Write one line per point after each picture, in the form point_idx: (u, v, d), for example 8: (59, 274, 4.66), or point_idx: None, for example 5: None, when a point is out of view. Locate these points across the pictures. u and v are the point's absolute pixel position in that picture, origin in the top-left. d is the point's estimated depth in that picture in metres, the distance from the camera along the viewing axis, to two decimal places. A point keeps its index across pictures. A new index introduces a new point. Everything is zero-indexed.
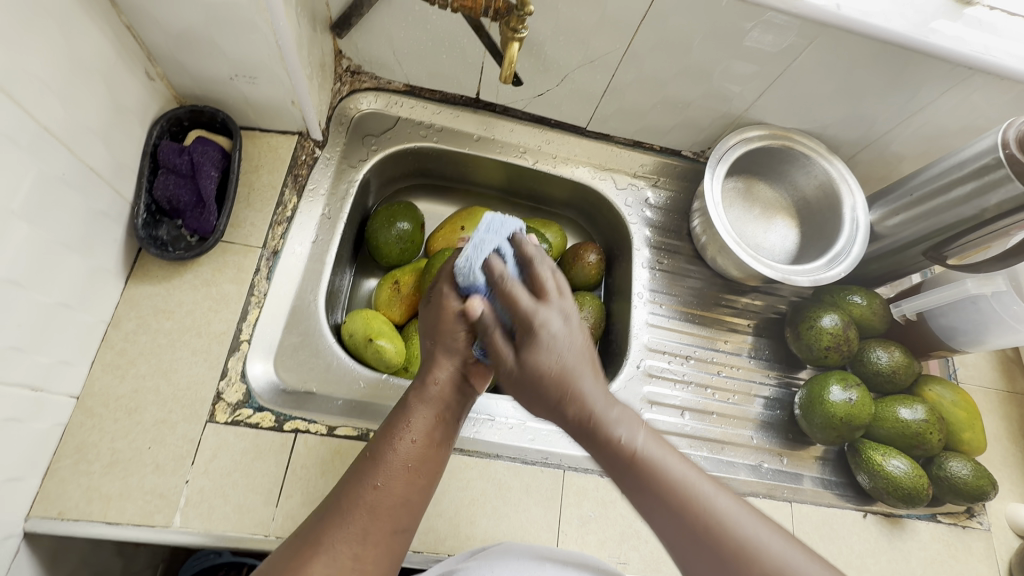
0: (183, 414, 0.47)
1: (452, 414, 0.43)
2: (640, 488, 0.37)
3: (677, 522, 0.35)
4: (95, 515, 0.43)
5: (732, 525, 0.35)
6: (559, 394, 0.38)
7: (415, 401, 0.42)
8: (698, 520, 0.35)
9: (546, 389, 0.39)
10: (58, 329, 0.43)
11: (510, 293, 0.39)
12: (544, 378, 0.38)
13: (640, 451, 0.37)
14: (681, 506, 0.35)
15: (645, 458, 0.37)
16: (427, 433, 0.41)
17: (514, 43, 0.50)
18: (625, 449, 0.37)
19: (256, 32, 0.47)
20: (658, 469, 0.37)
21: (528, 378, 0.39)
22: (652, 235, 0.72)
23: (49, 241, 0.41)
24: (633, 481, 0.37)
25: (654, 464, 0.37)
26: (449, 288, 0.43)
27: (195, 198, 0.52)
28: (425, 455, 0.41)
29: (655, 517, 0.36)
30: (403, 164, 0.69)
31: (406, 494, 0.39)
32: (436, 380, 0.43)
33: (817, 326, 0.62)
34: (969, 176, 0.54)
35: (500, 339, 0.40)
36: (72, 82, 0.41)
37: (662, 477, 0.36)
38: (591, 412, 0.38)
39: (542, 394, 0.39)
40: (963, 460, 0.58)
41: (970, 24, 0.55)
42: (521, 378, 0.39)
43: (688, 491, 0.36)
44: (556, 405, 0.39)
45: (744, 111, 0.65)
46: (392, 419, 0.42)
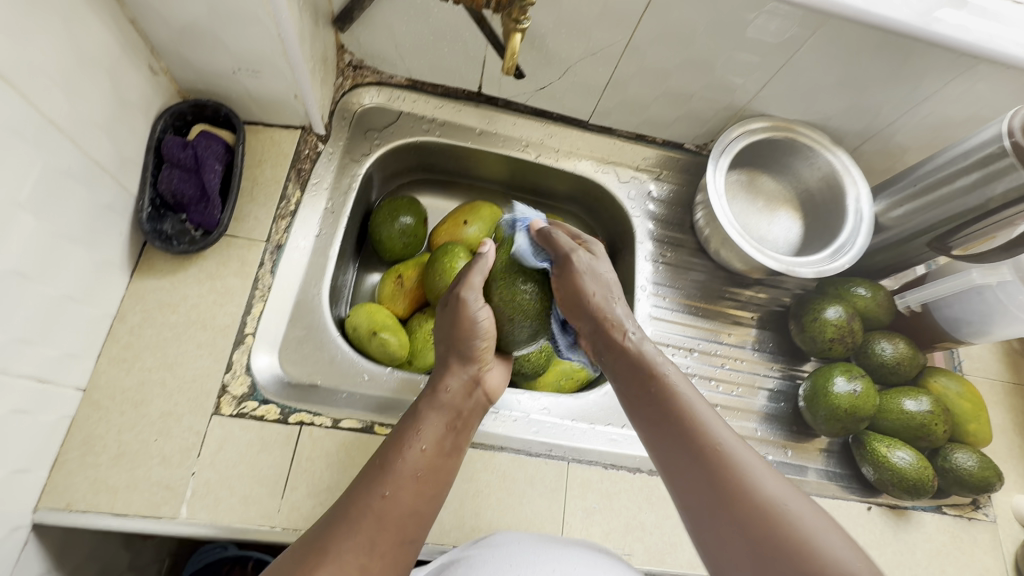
0: (189, 406, 0.48)
1: (461, 424, 0.45)
2: (674, 443, 0.39)
3: (694, 453, 0.37)
4: (102, 507, 0.44)
5: (752, 470, 0.36)
6: (599, 317, 0.46)
7: (427, 411, 0.44)
8: (719, 456, 0.37)
9: (578, 301, 0.46)
10: (64, 322, 0.44)
11: (553, 240, 0.48)
12: (590, 304, 0.46)
13: (675, 391, 0.41)
14: (705, 447, 0.37)
15: (674, 394, 0.41)
16: (436, 443, 0.43)
17: (517, 34, 0.49)
18: (669, 394, 0.41)
19: (258, 25, 0.47)
20: (699, 423, 0.39)
21: (575, 300, 0.46)
22: (655, 228, 0.72)
23: (55, 234, 0.41)
24: (658, 413, 0.40)
25: (686, 405, 0.40)
26: (462, 288, 0.47)
27: (199, 192, 0.52)
28: (435, 465, 0.42)
29: (681, 456, 0.38)
30: (405, 158, 0.69)
31: (415, 504, 0.40)
32: (448, 388, 0.46)
33: (821, 317, 0.62)
34: (974, 165, 0.54)
35: (580, 276, 0.46)
36: (76, 75, 0.41)
37: (687, 414, 0.39)
38: (649, 362, 0.43)
39: (590, 318, 0.46)
40: (969, 452, 0.58)
41: (975, 12, 0.54)
42: (571, 291, 0.46)
43: (714, 434, 0.38)
44: (592, 318, 0.46)
45: (747, 103, 0.65)
46: (403, 428, 0.43)
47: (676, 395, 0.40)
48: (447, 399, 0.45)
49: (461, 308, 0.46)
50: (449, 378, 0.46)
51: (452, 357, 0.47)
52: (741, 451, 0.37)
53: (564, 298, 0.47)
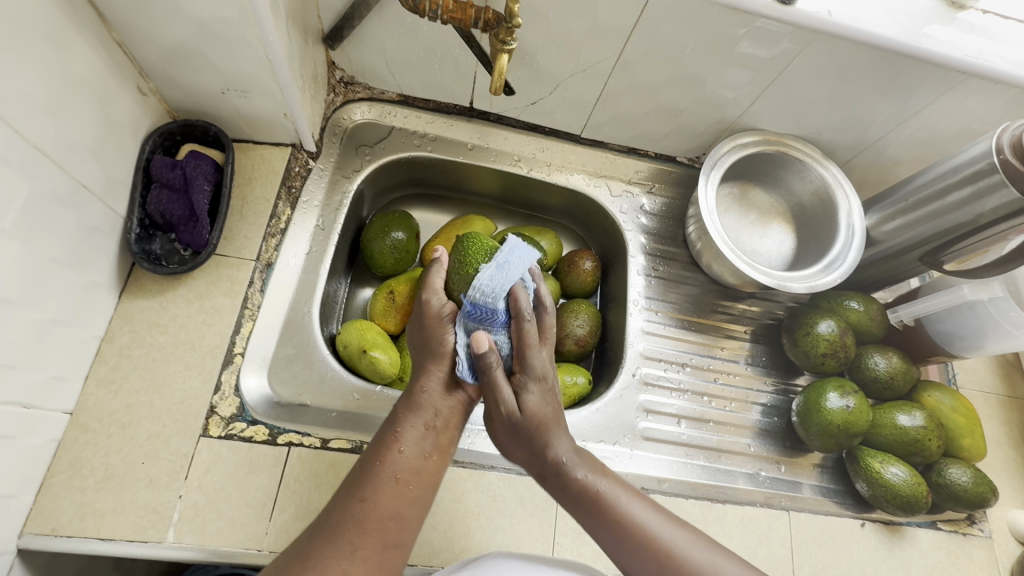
0: (177, 428, 0.48)
1: (445, 422, 0.44)
2: (603, 527, 0.42)
3: (642, 558, 0.41)
4: (88, 531, 0.43)
5: (688, 556, 0.41)
6: (540, 443, 0.44)
7: (405, 414, 0.43)
8: (661, 552, 0.41)
9: (529, 433, 0.44)
10: (51, 345, 0.44)
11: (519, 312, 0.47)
12: (539, 426, 0.44)
13: (602, 493, 0.43)
14: (650, 548, 0.41)
15: (605, 497, 0.43)
16: (415, 444, 0.42)
17: (504, 55, 0.50)
18: (588, 488, 0.43)
19: (246, 47, 0.47)
20: (620, 513, 0.42)
21: (527, 426, 0.44)
22: (648, 242, 0.71)
23: (41, 258, 0.41)
24: (598, 525, 0.43)
25: (617, 505, 0.43)
26: (427, 292, 0.48)
27: (188, 212, 0.52)
28: (416, 465, 0.41)
29: (630, 556, 0.42)
30: (397, 173, 0.69)
31: (397, 507, 0.39)
32: (427, 390, 0.44)
33: (813, 332, 0.61)
34: (964, 181, 0.54)
35: (501, 378, 0.44)
36: (63, 99, 0.41)
37: (627, 522, 0.42)
38: (559, 461, 0.44)
39: (529, 445, 0.45)
40: (963, 467, 0.57)
41: (963, 28, 0.54)
42: (520, 424, 0.44)
43: (649, 531, 0.41)
44: (532, 454, 0.45)
45: (738, 117, 0.65)
46: (383, 433, 0.43)
47: (614, 509, 0.42)
48: (427, 401, 0.44)
49: (428, 315, 0.47)
50: (428, 381, 0.45)
51: (429, 361, 0.46)
52: (668, 531, 0.42)
53: (503, 435, 0.46)
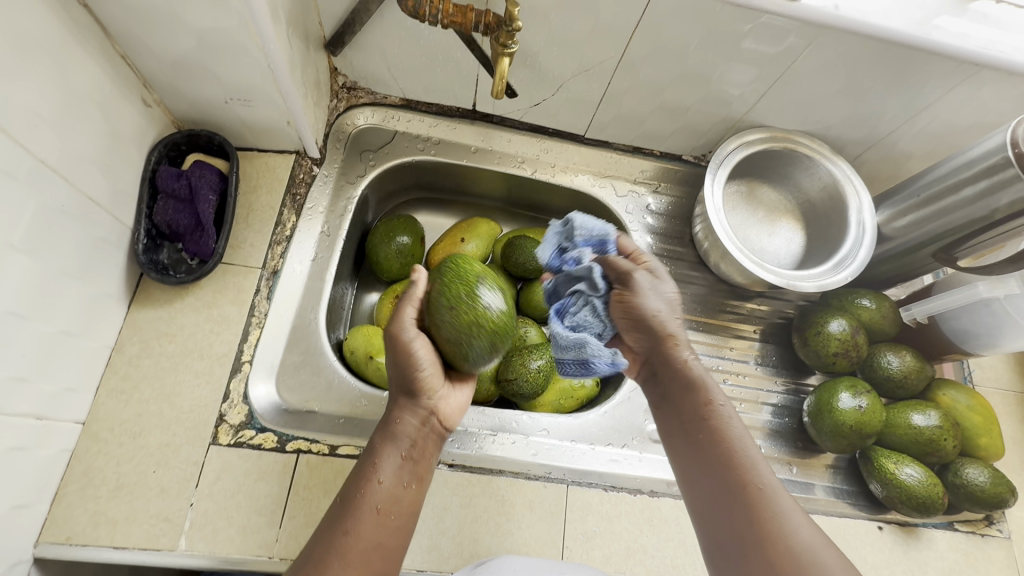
0: (187, 437, 0.48)
1: (418, 453, 0.45)
2: (703, 436, 0.41)
3: (719, 459, 0.39)
4: (102, 540, 0.44)
5: (765, 485, 0.37)
6: (667, 344, 0.45)
7: (380, 444, 0.43)
8: (745, 475, 0.38)
9: (645, 328, 0.46)
10: (61, 357, 0.44)
11: (612, 263, 0.47)
12: (665, 336, 0.45)
13: (717, 411, 0.41)
14: (732, 462, 0.39)
15: (718, 417, 0.41)
16: (392, 474, 0.42)
17: (504, 58, 0.50)
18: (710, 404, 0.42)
19: (248, 56, 0.47)
20: (726, 432, 0.40)
21: (653, 330, 0.45)
22: (655, 242, 0.71)
23: (49, 271, 0.42)
24: (698, 407, 0.42)
25: (725, 424, 0.41)
26: (396, 327, 0.46)
27: (193, 222, 0.52)
28: (393, 495, 0.41)
29: (703, 447, 0.40)
30: (402, 177, 0.69)
31: (379, 536, 0.39)
32: (401, 421, 0.45)
33: (824, 331, 0.60)
34: (978, 175, 0.53)
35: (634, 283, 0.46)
36: (68, 114, 0.42)
37: (724, 435, 0.40)
38: (682, 367, 0.44)
39: (655, 349, 0.45)
40: (980, 466, 0.56)
41: (975, 19, 0.53)
42: (639, 319, 0.46)
43: (746, 455, 0.39)
44: (653, 346, 0.46)
45: (744, 114, 0.64)
46: (360, 464, 0.43)
47: (721, 421, 0.41)
48: (401, 432, 0.44)
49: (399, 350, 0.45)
50: (401, 413, 0.45)
51: (400, 394, 0.46)
52: (761, 467, 0.38)
53: (621, 322, 0.47)
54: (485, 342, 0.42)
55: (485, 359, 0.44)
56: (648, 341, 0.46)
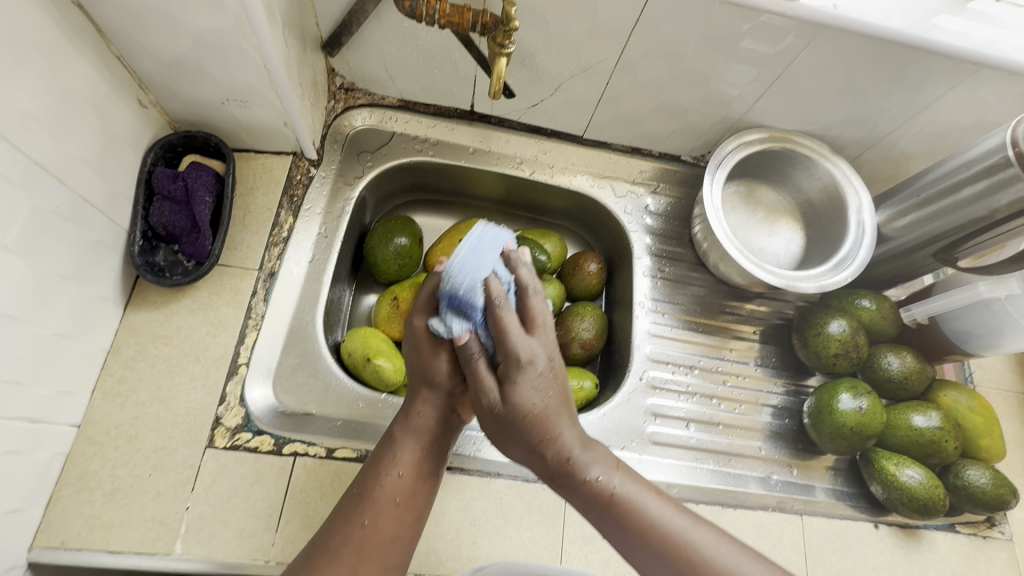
0: (183, 440, 0.48)
1: (438, 445, 0.43)
2: (615, 525, 0.39)
3: (653, 548, 0.37)
4: (97, 544, 0.44)
5: (694, 542, 0.37)
6: (537, 434, 0.39)
7: (400, 436, 0.42)
8: (676, 546, 0.37)
9: (513, 424, 0.39)
10: (56, 360, 0.44)
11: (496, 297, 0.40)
12: (525, 420, 0.39)
13: (618, 493, 0.39)
14: (664, 544, 0.37)
15: (624, 500, 0.39)
16: (412, 468, 0.41)
17: (502, 58, 0.50)
18: (602, 489, 0.39)
19: (244, 57, 0.47)
20: (632, 505, 0.39)
21: (510, 418, 0.39)
22: (653, 243, 0.71)
23: (43, 273, 0.41)
24: (623, 532, 0.39)
25: (631, 503, 0.39)
26: (415, 316, 0.43)
27: (190, 224, 0.52)
28: (411, 489, 0.41)
29: (641, 557, 0.38)
30: (400, 179, 0.69)
31: (396, 530, 0.39)
32: (421, 410, 0.43)
33: (824, 332, 0.60)
34: (978, 175, 0.52)
35: (481, 366, 0.40)
36: (62, 115, 0.42)
37: (640, 517, 0.38)
38: (567, 454, 0.40)
39: (523, 436, 0.40)
40: (982, 468, 0.56)
41: (975, 18, 0.53)
42: (503, 417, 0.39)
43: (666, 526, 0.38)
44: (533, 447, 0.40)
45: (743, 114, 0.64)
46: (380, 451, 0.42)
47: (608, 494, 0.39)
48: (421, 424, 0.42)
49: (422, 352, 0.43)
50: (423, 404, 0.43)
51: (422, 385, 0.43)
52: (674, 521, 0.38)
53: (490, 425, 0.41)
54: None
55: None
56: (522, 456, 0.41)
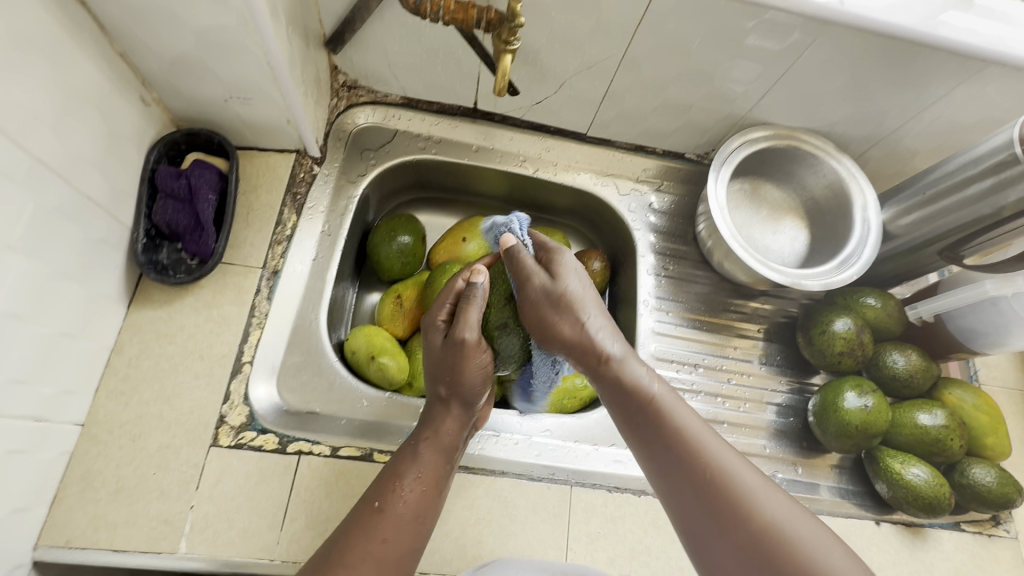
0: (187, 438, 0.48)
1: (455, 461, 0.45)
2: (651, 425, 0.40)
3: (684, 459, 0.38)
4: (102, 543, 0.43)
5: (730, 466, 0.37)
6: (571, 321, 0.44)
7: (424, 449, 0.43)
8: (706, 463, 0.37)
9: (554, 308, 0.45)
10: (60, 359, 0.44)
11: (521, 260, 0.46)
12: (563, 305, 0.45)
13: (657, 397, 0.41)
14: (694, 454, 0.38)
15: (661, 403, 0.41)
16: (432, 482, 0.42)
17: (506, 55, 0.49)
18: (643, 390, 0.41)
19: (247, 54, 0.47)
20: (672, 416, 0.40)
21: (536, 312, 0.46)
22: (657, 240, 0.70)
23: (47, 272, 0.41)
24: (653, 426, 0.40)
25: (668, 410, 0.40)
26: (461, 329, 0.45)
27: (193, 222, 0.52)
28: (429, 501, 0.42)
29: (672, 471, 0.38)
30: (403, 177, 0.68)
31: (411, 543, 0.40)
32: (447, 427, 0.45)
33: (829, 330, 0.60)
34: (984, 172, 0.52)
35: (527, 260, 0.46)
36: (65, 113, 0.42)
37: (675, 423, 0.39)
38: (607, 352, 0.43)
39: (563, 335, 0.45)
40: (988, 466, 0.56)
41: (982, 14, 0.53)
42: (548, 296, 0.45)
43: (702, 443, 0.38)
44: (575, 338, 0.44)
45: (748, 111, 0.64)
46: (399, 463, 0.43)
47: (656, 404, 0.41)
48: (448, 441, 0.44)
49: (463, 351, 0.45)
50: (449, 420, 0.45)
51: (452, 399, 0.45)
52: (717, 447, 0.38)
53: (533, 318, 0.46)
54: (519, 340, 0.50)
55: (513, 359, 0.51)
56: (564, 344, 0.45)
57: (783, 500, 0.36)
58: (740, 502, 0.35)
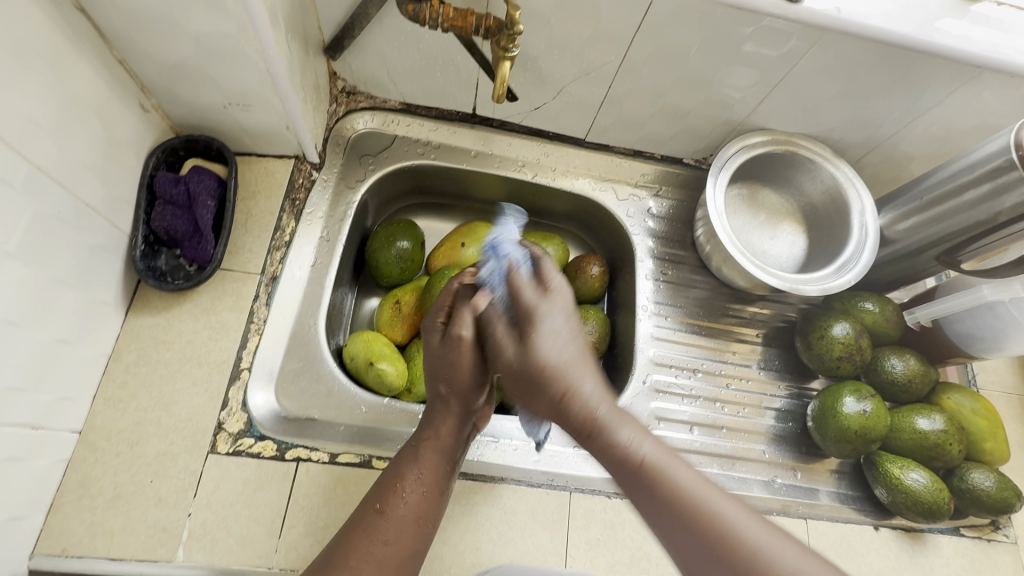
0: (185, 445, 0.47)
1: (455, 461, 0.44)
2: (641, 488, 0.33)
3: (688, 522, 0.32)
4: (98, 551, 0.43)
5: (739, 523, 0.31)
6: (556, 391, 0.37)
7: (424, 450, 0.42)
8: (720, 529, 0.31)
9: (535, 380, 0.37)
10: (58, 365, 0.44)
11: (516, 294, 0.41)
12: (544, 374, 0.37)
13: (647, 461, 0.33)
14: (704, 520, 0.31)
15: (655, 466, 0.33)
16: (433, 484, 0.42)
17: (506, 62, 0.50)
18: (631, 453, 0.34)
19: (247, 61, 0.47)
20: (663, 474, 0.33)
21: (527, 373, 0.38)
22: (656, 245, 0.70)
23: (45, 279, 0.41)
24: (635, 486, 0.33)
25: (662, 472, 0.33)
26: (457, 326, 0.43)
27: (192, 228, 0.52)
28: (430, 503, 0.41)
29: (664, 528, 0.32)
30: (401, 182, 0.69)
31: (412, 545, 0.40)
32: (444, 426, 0.43)
33: (828, 335, 0.60)
34: (981, 178, 0.52)
35: (501, 329, 0.40)
36: (65, 120, 0.42)
37: (672, 485, 0.32)
38: (593, 411, 0.35)
39: (540, 392, 0.37)
40: (986, 471, 0.56)
41: (977, 21, 0.53)
42: (521, 373, 0.38)
43: (699, 499, 0.32)
44: (554, 405, 0.37)
45: (745, 117, 0.64)
46: (399, 465, 0.42)
47: (647, 465, 0.33)
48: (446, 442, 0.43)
49: (461, 349, 0.42)
50: (446, 422, 0.43)
51: (451, 397, 0.43)
52: (715, 502, 0.32)
53: (513, 387, 0.40)
54: None
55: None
56: (544, 407, 0.38)
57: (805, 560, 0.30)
58: (752, 567, 0.30)
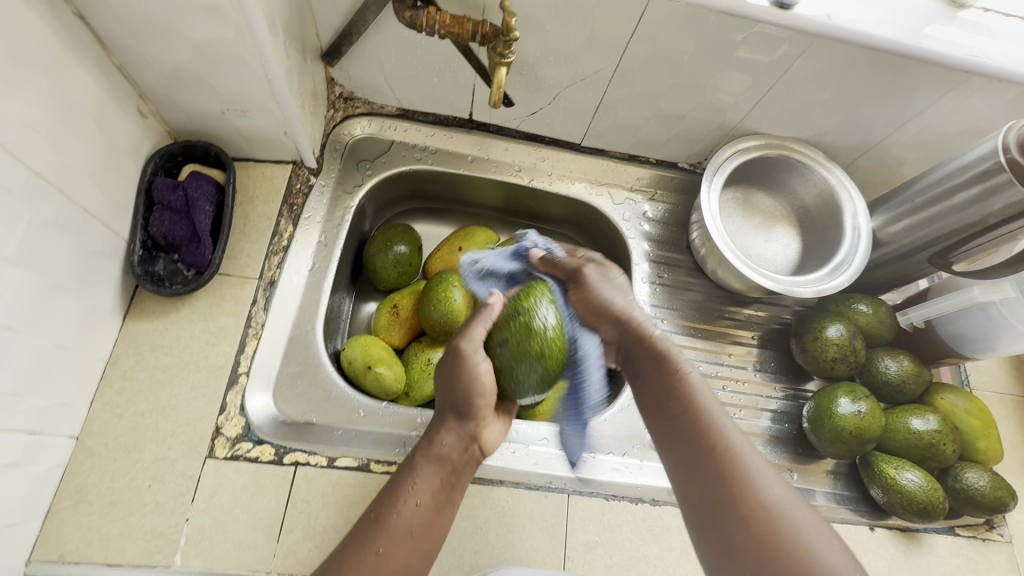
0: (183, 450, 0.47)
1: (457, 479, 0.44)
2: (676, 425, 0.39)
3: (695, 440, 0.38)
4: (95, 557, 0.43)
5: (744, 454, 0.36)
6: (625, 333, 0.47)
7: (421, 464, 0.43)
8: (722, 451, 0.37)
9: (601, 313, 0.48)
10: (55, 371, 0.44)
11: (559, 265, 0.52)
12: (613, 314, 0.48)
13: (695, 404, 0.39)
14: (711, 442, 0.37)
15: (692, 410, 0.39)
16: (430, 498, 0.42)
17: (501, 68, 0.50)
18: (679, 394, 0.40)
19: (245, 67, 0.47)
20: (706, 419, 0.38)
21: (596, 313, 0.49)
22: (651, 249, 0.71)
23: (43, 284, 0.41)
24: (672, 418, 0.40)
25: (706, 416, 0.39)
26: (461, 339, 0.46)
27: (190, 233, 0.52)
28: (429, 519, 0.41)
29: (686, 461, 0.38)
30: (398, 187, 0.69)
31: (409, 559, 0.39)
32: (445, 442, 0.45)
33: (822, 336, 0.61)
34: (972, 181, 0.53)
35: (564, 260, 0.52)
36: (64, 126, 0.42)
37: (710, 426, 0.38)
38: (675, 365, 0.42)
39: (642, 351, 0.45)
40: (980, 471, 0.56)
41: (964, 27, 0.54)
42: (591, 308, 0.49)
43: (730, 445, 0.37)
44: (635, 353, 0.45)
45: (739, 122, 0.65)
46: (398, 478, 0.42)
47: (690, 403, 0.40)
48: (445, 455, 0.44)
49: (460, 363, 0.46)
50: (447, 433, 0.45)
51: (452, 413, 0.46)
52: (748, 455, 0.36)
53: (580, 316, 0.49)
54: (537, 374, 0.44)
55: (533, 389, 0.45)
56: (613, 326, 0.48)
57: (814, 523, 0.33)
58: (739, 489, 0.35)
